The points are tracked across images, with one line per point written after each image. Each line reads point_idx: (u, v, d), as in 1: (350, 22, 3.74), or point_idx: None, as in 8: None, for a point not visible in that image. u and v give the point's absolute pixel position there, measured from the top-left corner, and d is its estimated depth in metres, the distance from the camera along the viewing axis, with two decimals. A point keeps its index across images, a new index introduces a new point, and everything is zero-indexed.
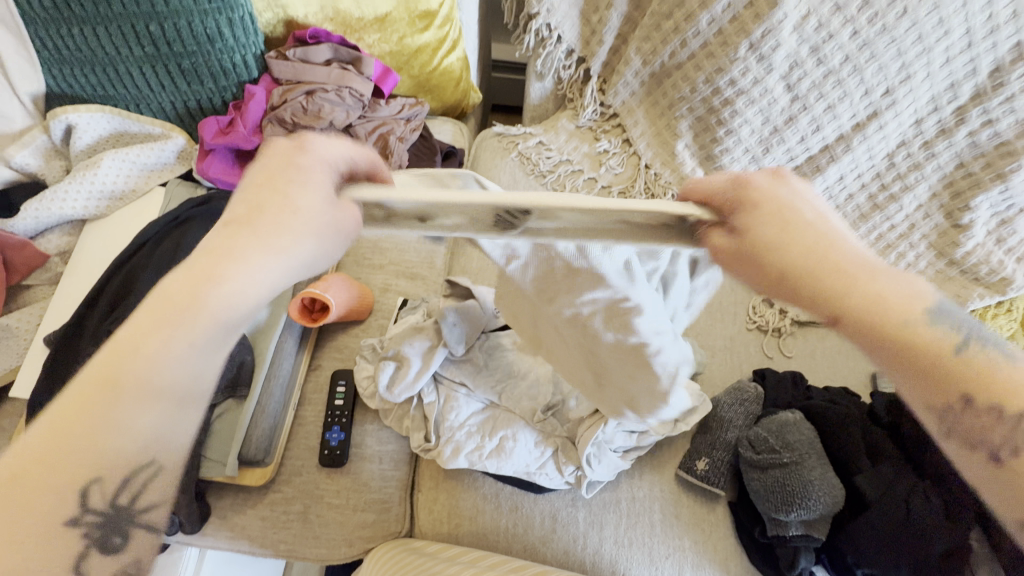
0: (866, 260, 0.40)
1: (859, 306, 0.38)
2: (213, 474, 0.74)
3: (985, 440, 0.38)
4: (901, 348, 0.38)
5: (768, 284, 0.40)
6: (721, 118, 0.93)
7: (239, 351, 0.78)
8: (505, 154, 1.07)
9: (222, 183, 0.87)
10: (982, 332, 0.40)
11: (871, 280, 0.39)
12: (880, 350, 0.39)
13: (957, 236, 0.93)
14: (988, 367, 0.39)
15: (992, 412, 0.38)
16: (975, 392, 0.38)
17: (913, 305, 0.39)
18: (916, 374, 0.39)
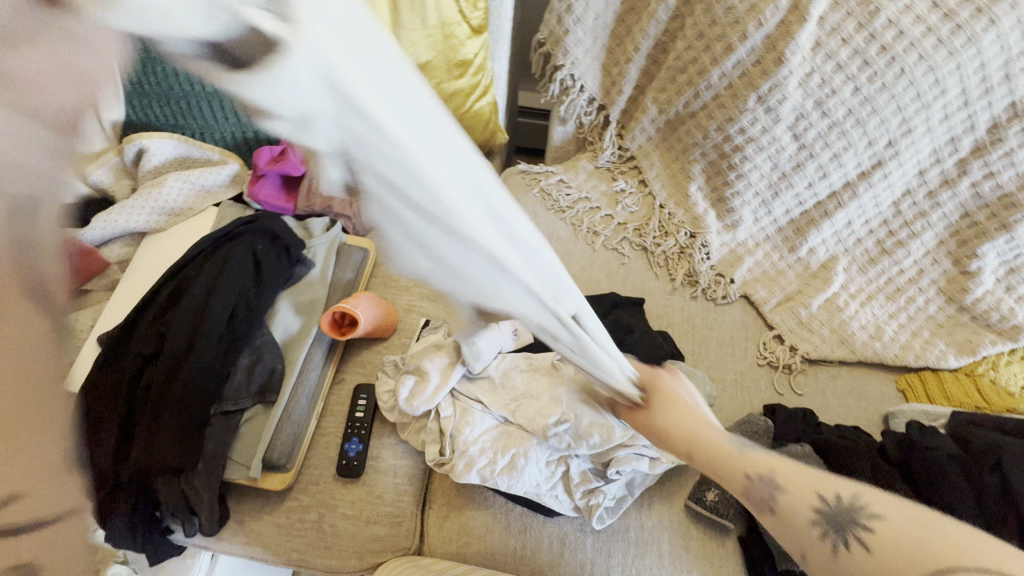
0: (716, 435, 0.56)
1: (694, 444, 0.56)
2: (236, 475, 0.77)
3: (761, 496, 0.53)
4: (716, 461, 0.55)
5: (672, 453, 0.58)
6: (732, 163, 0.99)
7: (271, 359, 0.83)
8: (528, 190, 1.13)
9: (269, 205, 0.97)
10: (751, 443, 0.57)
11: (721, 453, 0.55)
12: (698, 462, 0.56)
13: (966, 282, 0.95)
14: (752, 459, 0.54)
15: (758, 478, 0.53)
16: (750, 470, 0.54)
17: (710, 437, 0.56)
18: (718, 470, 0.55)
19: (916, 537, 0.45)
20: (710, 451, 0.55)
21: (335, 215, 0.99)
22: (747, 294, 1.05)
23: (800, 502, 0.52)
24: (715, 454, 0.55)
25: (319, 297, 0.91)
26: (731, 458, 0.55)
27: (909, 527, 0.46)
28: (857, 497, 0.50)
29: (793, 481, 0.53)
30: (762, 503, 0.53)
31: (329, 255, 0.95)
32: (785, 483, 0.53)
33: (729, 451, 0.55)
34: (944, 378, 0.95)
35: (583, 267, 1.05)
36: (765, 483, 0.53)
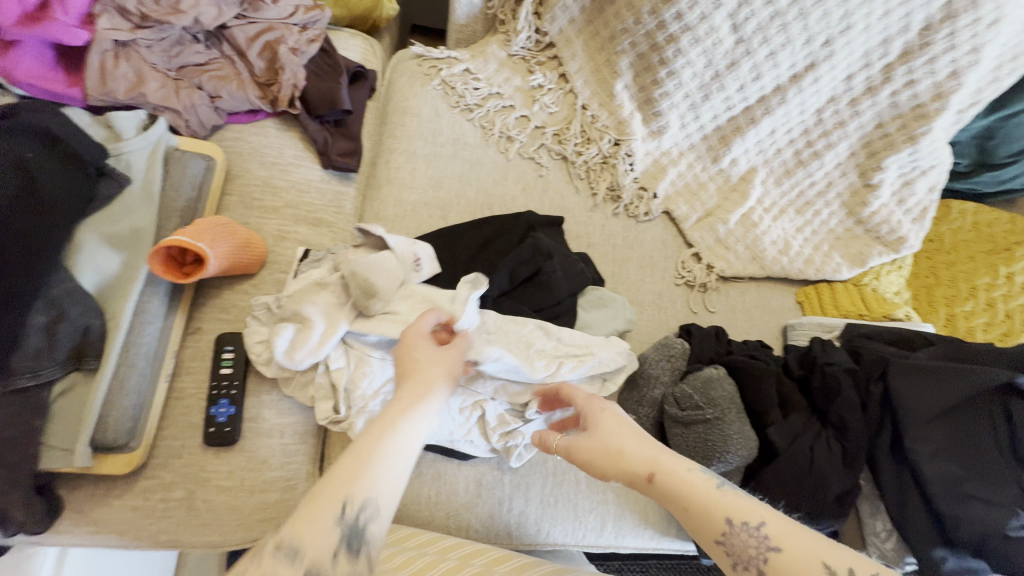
0: (642, 444, 0.54)
1: (655, 464, 0.52)
2: (58, 465, 0.59)
3: (751, 558, 0.44)
4: (683, 499, 0.49)
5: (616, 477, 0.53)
6: (665, 57, 0.85)
7: (81, 314, 0.61)
8: (426, 81, 0.91)
9: (37, 89, 0.67)
10: (738, 486, 0.51)
11: (652, 459, 0.52)
12: (669, 496, 0.50)
13: (866, 195, 0.96)
14: (737, 504, 0.47)
15: (749, 531, 0.45)
16: (732, 514, 0.47)
17: (676, 471, 0.51)
18: (694, 517, 0.49)
19: None
20: (680, 487, 0.50)
21: (156, 108, 0.72)
22: (669, 210, 0.98)
23: (802, 571, 0.42)
24: (685, 492, 0.49)
25: (144, 226, 0.67)
26: (714, 504, 0.48)
27: None
28: (761, 526, 0.45)
29: (787, 538, 0.44)
30: (746, 562, 0.44)
31: (153, 166, 0.69)
32: (781, 542, 0.44)
33: (715, 498, 0.48)
34: (836, 289, 0.99)
35: (495, 180, 0.90)
36: (751, 533, 0.45)
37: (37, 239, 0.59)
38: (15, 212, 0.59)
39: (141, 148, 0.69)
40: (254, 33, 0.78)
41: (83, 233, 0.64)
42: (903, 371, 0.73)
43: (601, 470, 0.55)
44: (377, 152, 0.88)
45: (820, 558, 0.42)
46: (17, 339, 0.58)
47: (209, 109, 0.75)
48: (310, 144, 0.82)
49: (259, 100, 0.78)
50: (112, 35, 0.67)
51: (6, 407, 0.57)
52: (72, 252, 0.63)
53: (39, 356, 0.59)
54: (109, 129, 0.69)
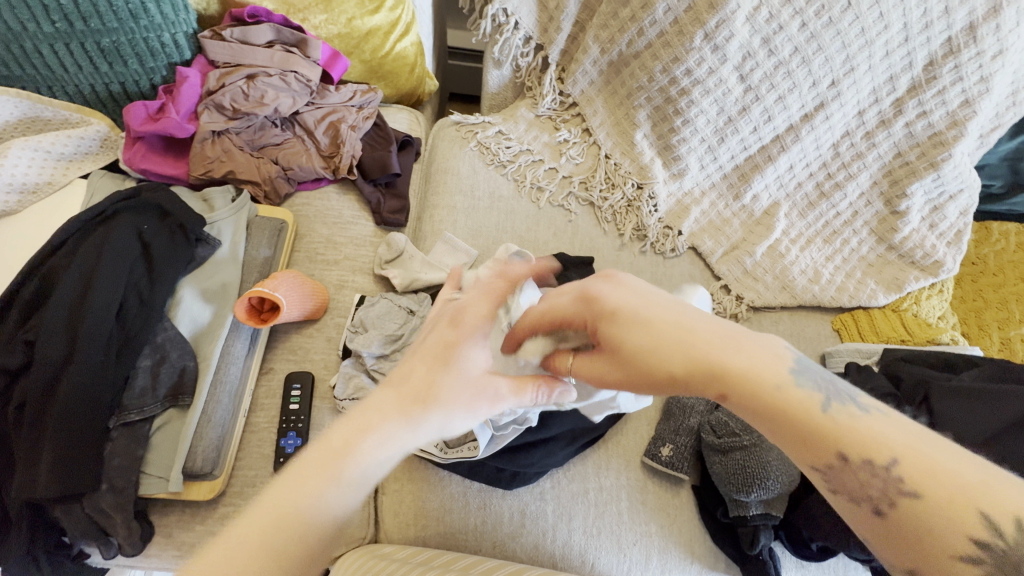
0: (725, 331, 0.46)
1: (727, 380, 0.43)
2: (154, 490, 0.68)
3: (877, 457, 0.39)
4: (779, 417, 0.43)
5: (658, 369, 0.46)
6: (679, 108, 0.93)
7: (179, 357, 0.72)
8: (464, 144, 1.03)
9: (152, 173, 0.82)
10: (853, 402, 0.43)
11: (712, 343, 0.45)
12: (682, 362, 0.45)
13: (895, 222, 0.98)
14: (857, 432, 0.41)
15: (849, 417, 0.41)
16: (848, 448, 0.40)
17: (740, 367, 0.44)
18: (804, 445, 0.42)
19: None
20: (807, 418, 0.42)
21: (241, 182, 0.86)
22: (695, 246, 1.03)
23: (943, 521, 0.35)
24: (763, 398, 0.43)
25: (231, 281, 0.79)
26: (831, 430, 0.41)
27: None
28: (893, 465, 0.38)
29: (927, 480, 0.37)
30: (863, 498, 0.39)
31: (237, 232, 0.82)
32: (869, 406, 0.42)
33: (826, 426, 0.41)
34: (874, 316, 0.99)
35: (529, 227, 0.98)
36: (826, 390, 0.43)
37: (149, 295, 0.72)
38: (136, 273, 0.72)
39: (231, 216, 0.82)
40: (321, 116, 0.92)
41: (182, 288, 0.76)
42: (946, 393, 0.73)
43: (656, 359, 0.46)
44: (422, 208, 0.99)
45: (875, 450, 0.40)
46: (129, 379, 0.69)
47: (283, 180, 0.88)
48: (365, 204, 0.94)
49: (324, 169, 0.91)
50: (212, 126, 0.83)
51: (118, 438, 0.67)
52: (173, 305, 0.75)
53: (145, 394, 0.70)
54: (206, 202, 0.82)
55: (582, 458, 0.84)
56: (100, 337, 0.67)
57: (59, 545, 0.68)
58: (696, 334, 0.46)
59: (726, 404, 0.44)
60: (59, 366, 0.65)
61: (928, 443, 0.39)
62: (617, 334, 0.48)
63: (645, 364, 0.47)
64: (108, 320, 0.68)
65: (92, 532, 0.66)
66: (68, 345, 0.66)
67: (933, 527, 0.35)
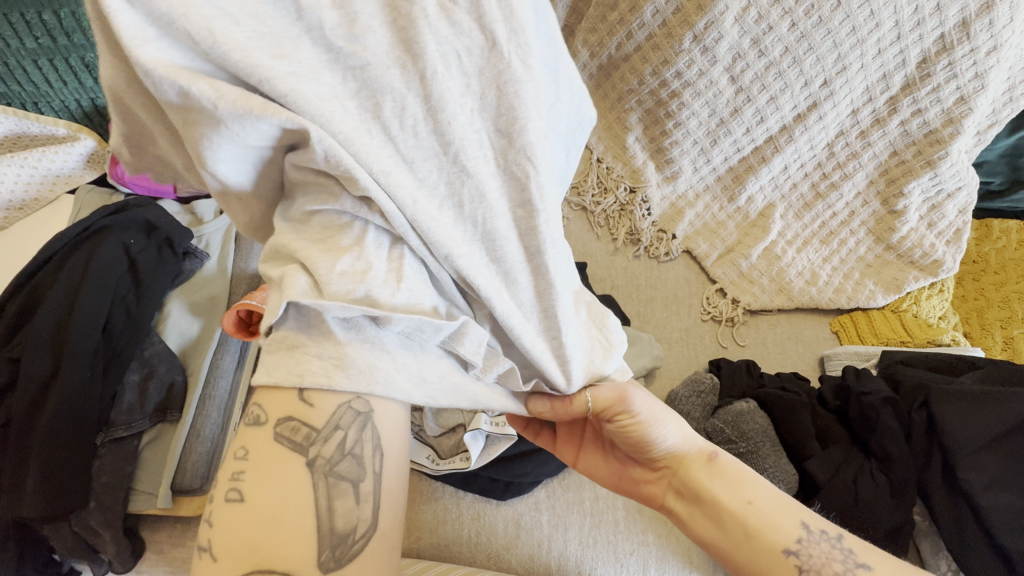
0: (734, 476, 0.56)
1: (712, 476, 0.57)
2: (143, 506, 0.67)
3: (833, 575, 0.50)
4: (716, 512, 0.55)
5: (683, 506, 0.57)
6: (670, 110, 0.93)
7: (167, 372, 0.72)
8: None
9: (140, 187, 0.82)
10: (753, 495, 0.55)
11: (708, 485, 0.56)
12: (730, 496, 0.55)
13: (893, 222, 0.96)
14: (756, 507, 0.54)
15: (818, 535, 0.52)
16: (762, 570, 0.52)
17: (737, 465, 0.58)
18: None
19: (772, 532, 0.53)
20: (761, 521, 0.53)
21: None
22: (690, 249, 1.02)
23: (778, 529, 0.53)
24: (747, 479, 0.56)
25: (219, 294, 0.80)
26: (759, 552, 0.52)
27: (761, 522, 0.53)
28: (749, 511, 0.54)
29: (872, 557, 0.51)
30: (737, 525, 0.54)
31: (226, 243, 0.82)
32: (868, 562, 0.51)
33: (749, 526, 0.53)
34: (873, 317, 0.98)
35: None
36: (744, 484, 0.56)
37: (138, 311, 0.72)
38: (122, 289, 0.72)
39: (218, 229, 0.82)
40: None
41: (172, 302, 0.76)
42: (946, 398, 0.71)
43: (681, 502, 0.57)
44: None
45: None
46: (117, 395, 0.69)
47: None
48: None
49: None
50: None
51: (106, 455, 0.67)
52: (162, 319, 0.75)
53: (133, 410, 0.69)
54: (193, 216, 0.83)
55: None
56: (85, 354, 0.66)
57: (49, 562, 0.67)
58: (695, 469, 0.57)
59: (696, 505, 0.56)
60: (45, 382, 0.64)
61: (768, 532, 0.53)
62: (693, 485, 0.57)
63: (705, 511, 0.56)
64: (94, 336, 0.67)
65: (79, 550, 0.65)
66: (53, 362, 0.65)
67: (771, 523, 0.53)
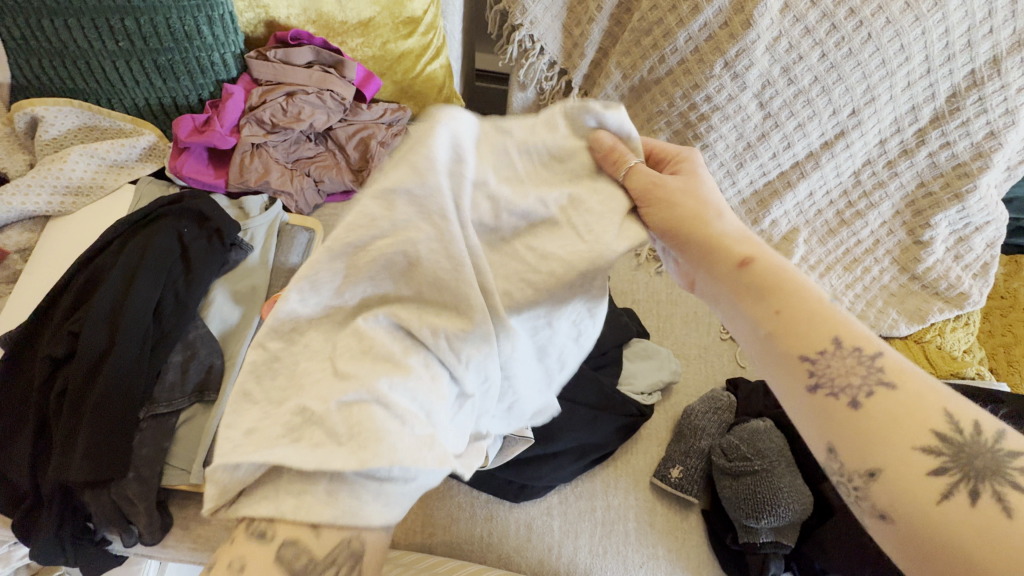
0: (800, 300, 0.44)
1: (773, 297, 0.44)
2: (176, 482, 0.70)
3: (847, 386, 0.41)
4: (768, 324, 0.44)
5: (729, 283, 0.46)
6: (698, 132, 0.96)
7: (207, 354, 0.76)
8: None
9: (195, 181, 0.88)
10: (808, 290, 0.45)
11: (767, 319, 0.44)
12: (758, 305, 0.44)
13: (918, 252, 0.97)
14: (815, 323, 0.43)
15: (855, 355, 0.41)
16: (876, 442, 0.38)
17: (783, 265, 0.45)
18: (941, 558, 0.35)
19: (923, 410, 0.39)
20: (804, 320, 0.43)
21: (275, 193, 0.91)
22: None
23: (836, 363, 0.41)
24: (794, 304, 0.44)
25: (260, 284, 0.84)
26: (837, 399, 0.41)
27: (895, 364, 0.41)
28: (877, 358, 0.42)
29: (902, 377, 0.40)
30: (815, 364, 0.42)
31: (269, 237, 0.87)
32: (896, 379, 0.40)
33: (794, 338, 0.43)
34: (895, 346, 0.98)
35: None
36: (818, 313, 0.43)
37: (185, 296, 0.77)
38: (173, 274, 0.77)
39: (263, 224, 0.87)
40: (352, 132, 0.97)
41: (216, 290, 0.81)
42: None
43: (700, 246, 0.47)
44: None
45: (929, 419, 0.38)
46: (160, 373, 0.73)
47: (314, 192, 0.94)
48: None
49: (352, 182, 0.96)
50: (252, 139, 0.88)
51: (147, 429, 0.71)
52: (206, 304, 0.79)
53: (174, 388, 0.73)
54: (241, 210, 0.88)
55: (590, 475, 0.84)
56: (136, 333, 0.71)
57: (84, 529, 0.71)
58: (717, 230, 0.47)
59: (760, 335, 0.44)
60: (99, 356, 0.70)
61: (855, 373, 0.41)
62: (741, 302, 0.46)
63: (750, 337, 0.45)
64: (145, 317, 0.72)
65: (115, 521, 0.68)
66: (108, 339, 0.70)
67: (889, 395, 0.39)
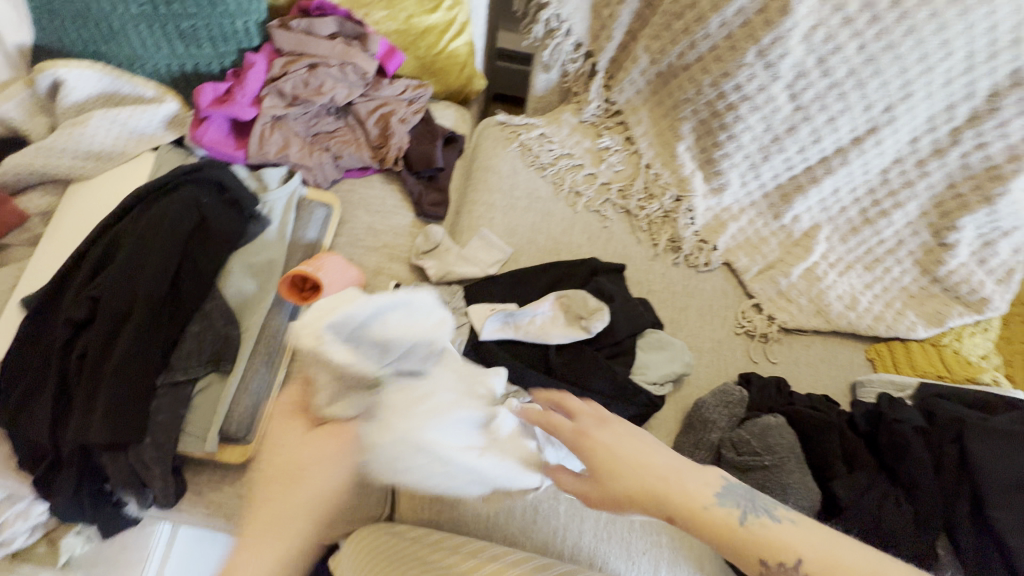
0: (705, 500, 0.49)
1: (679, 503, 0.48)
2: (191, 449, 0.71)
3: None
4: (714, 542, 0.47)
5: (643, 496, 0.49)
6: (724, 123, 0.93)
7: (224, 325, 0.76)
8: (507, 144, 1.06)
9: (215, 151, 0.88)
10: (760, 512, 0.49)
11: (692, 522, 0.48)
12: (682, 515, 0.48)
13: (942, 254, 0.95)
14: (767, 540, 0.47)
15: (782, 564, 0.46)
16: None
17: (694, 505, 0.48)
18: None
19: None
20: (725, 529, 0.47)
21: (294, 166, 0.91)
22: (729, 262, 1.03)
23: (779, 562, 0.45)
24: (718, 538, 0.47)
25: (277, 258, 0.84)
26: None
27: (798, 545, 0.46)
28: (800, 564, 0.45)
29: (826, 570, 0.44)
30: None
31: (287, 211, 0.87)
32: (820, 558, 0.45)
33: (739, 538, 0.47)
34: (911, 348, 0.97)
35: (564, 229, 1.01)
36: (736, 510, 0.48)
37: (204, 266, 0.77)
38: (192, 243, 0.77)
39: (281, 197, 0.87)
40: (373, 107, 0.96)
41: (233, 262, 0.81)
42: (982, 435, 0.71)
43: (620, 482, 0.50)
44: (461, 202, 1.02)
45: None
46: (177, 342, 0.74)
47: (332, 167, 0.94)
48: (407, 195, 0.98)
49: (370, 159, 0.96)
50: (273, 111, 0.87)
51: (163, 396, 0.71)
52: (222, 276, 0.80)
53: (191, 356, 0.73)
54: (260, 182, 0.87)
55: None
56: (155, 299, 0.71)
57: (101, 491, 0.72)
58: (618, 455, 0.51)
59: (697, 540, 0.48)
60: (120, 321, 0.70)
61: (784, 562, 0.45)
62: (657, 506, 0.49)
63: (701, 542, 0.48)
64: (163, 284, 0.73)
65: (131, 484, 0.69)
66: (128, 304, 0.71)
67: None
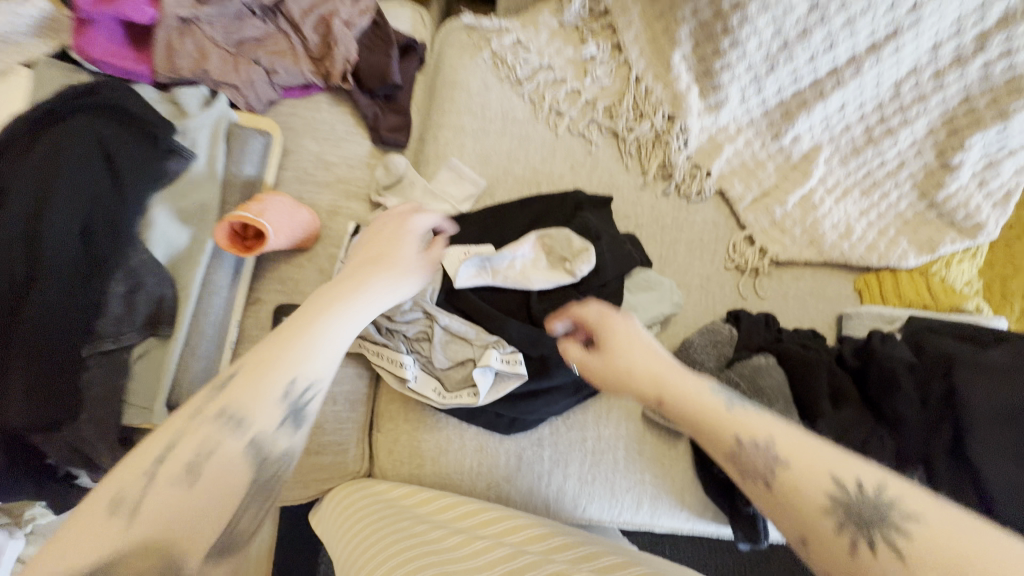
0: (680, 381, 0.50)
1: (660, 385, 0.50)
2: (137, 422, 0.64)
3: (755, 468, 0.41)
4: (692, 419, 0.48)
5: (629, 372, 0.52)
6: (728, 26, 0.79)
7: (156, 284, 0.65)
8: (476, 53, 0.91)
9: (110, 65, 0.72)
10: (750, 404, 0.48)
11: (659, 392, 0.50)
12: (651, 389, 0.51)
13: (944, 177, 0.88)
14: (744, 420, 0.45)
15: (751, 444, 0.43)
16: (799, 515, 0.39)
17: (684, 390, 0.50)
18: None
19: (816, 468, 0.40)
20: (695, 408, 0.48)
21: (216, 84, 0.76)
22: (723, 190, 0.95)
23: (749, 446, 0.43)
24: (697, 413, 0.48)
25: (210, 201, 0.72)
26: (770, 491, 0.41)
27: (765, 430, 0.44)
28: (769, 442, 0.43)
29: (795, 453, 0.41)
30: (753, 471, 0.41)
31: (215, 141, 0.73)
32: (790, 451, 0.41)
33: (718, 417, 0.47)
34: (900, 278, 0.93)
35: (544, 157, 0.90)
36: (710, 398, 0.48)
37: (116, 213, 0.63)
38: (100, 186, 0.63)
39: (205, 124, 0.72)
40: (309, 6, 0.79)
41: (156, 207, 0.67)
42: (971, 367, 0.70)
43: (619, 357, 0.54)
44: (425, 126, 0.89)
45: (819, 480, 0.39)
46: (100, 306, 0.62)
47: (266, 84, 0.78)
48: (361, 118, 0.85)
49: (312, 74, 0.81)
50: (178, 12, 0.71)
51: (95, 367, 0.62)
52: (146, 226, 0.66)
53: (121, 322, 0.63)
54: (175, 106, 0.72)
55: (582, 407, 0.81)
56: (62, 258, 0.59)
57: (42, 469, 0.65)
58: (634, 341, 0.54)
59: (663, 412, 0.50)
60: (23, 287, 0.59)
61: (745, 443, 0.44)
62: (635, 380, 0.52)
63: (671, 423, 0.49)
64: (69, 241, 0.60)
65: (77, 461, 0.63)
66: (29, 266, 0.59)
67: (798, 466, 0.40)
